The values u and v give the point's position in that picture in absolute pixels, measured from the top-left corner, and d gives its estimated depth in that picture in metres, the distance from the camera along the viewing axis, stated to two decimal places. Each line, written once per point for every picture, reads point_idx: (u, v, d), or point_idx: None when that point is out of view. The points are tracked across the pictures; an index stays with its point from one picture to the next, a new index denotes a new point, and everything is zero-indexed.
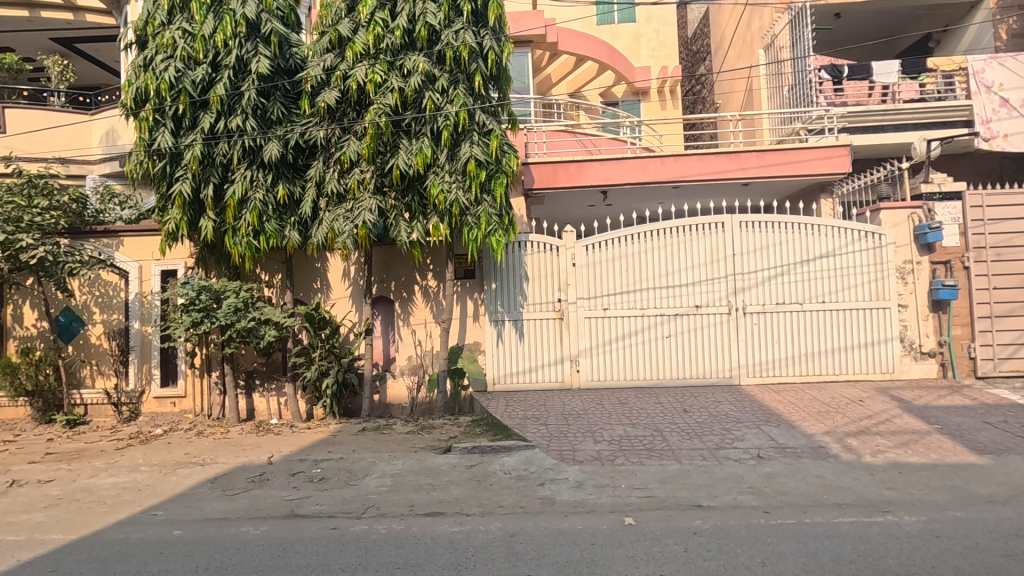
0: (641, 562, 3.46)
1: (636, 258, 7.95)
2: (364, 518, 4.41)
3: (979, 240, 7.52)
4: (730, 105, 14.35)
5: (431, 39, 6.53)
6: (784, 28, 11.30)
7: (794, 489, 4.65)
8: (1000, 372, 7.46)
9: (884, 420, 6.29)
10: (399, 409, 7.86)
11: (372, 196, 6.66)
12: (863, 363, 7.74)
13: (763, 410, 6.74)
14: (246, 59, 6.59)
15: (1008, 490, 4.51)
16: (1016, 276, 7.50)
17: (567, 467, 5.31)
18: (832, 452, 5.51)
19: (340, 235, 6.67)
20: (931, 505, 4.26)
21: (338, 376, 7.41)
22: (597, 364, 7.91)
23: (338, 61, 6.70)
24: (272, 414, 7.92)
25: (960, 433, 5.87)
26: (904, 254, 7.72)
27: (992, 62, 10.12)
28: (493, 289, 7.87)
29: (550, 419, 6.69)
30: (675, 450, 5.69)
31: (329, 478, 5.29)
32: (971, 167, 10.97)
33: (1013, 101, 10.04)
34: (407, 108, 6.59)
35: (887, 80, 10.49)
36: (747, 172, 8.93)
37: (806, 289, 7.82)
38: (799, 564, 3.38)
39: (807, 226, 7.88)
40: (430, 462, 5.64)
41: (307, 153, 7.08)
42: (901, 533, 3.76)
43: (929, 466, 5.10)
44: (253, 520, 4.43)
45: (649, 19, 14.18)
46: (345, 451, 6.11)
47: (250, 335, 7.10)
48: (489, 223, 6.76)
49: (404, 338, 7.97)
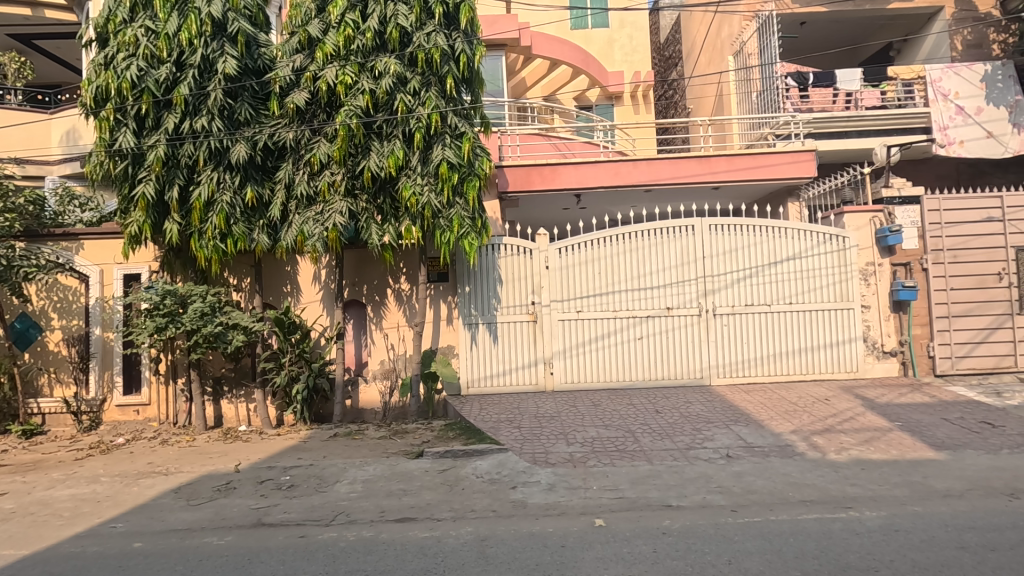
0: (611, 563, 3.48)
1: (610, 261, 8.02)
2: (333, 525, 4.33)
3: (937, 243, 7.78)
4: (701, 111, 14.58)
5: (403, 41, 6.49)
6: (751, 35, 11.53)
7: (761, 487, 4.74)
8: (958, 370, 7.72)
9: (848, 418, 6.46)
10: (371, 414, 7.77)
11: (343, 198, 6.58)
12: (828, 363, 7.93)
13: (732, 410, 6.85)
14: (211, 59, 6.46)
15: (963, 484, 4.68)
16: (972, 277, 7.75)
17: (540, 470, 5.32)
18: (798, 451, 5.63)
19: (310, 238, 6.57)
20: (891, 501, 4.38)
21: (308, 381, 7.27)
22: (571, 365, 7.95)
23: (308, 62, 6.63)
24: (241, 421, 7.77)
25: (919, 430, 6.06)
26: (866, 257, 7.96)
27: (948, 71, 10.55)
28: (466, 292, 7.84)
29: (523, 422, 6.70)
30: (647, 450, 5.75)
31: (298, 486, 5.20)
32: (929, 172, 11.37)
33: (967, 109, 10.47)
34: (379, 109, 6.53)
35: (850, 87, 10.84)
36: (717, 176, 9.10)
37: (774, 291, 7.99)
38: (764, 560, 3.43)
39: (775, 229, 8.05)
40: (402, 467, 5.58)
41: (276, 155, 6.95)
42: (863, 528, 3.86)
43: (890, 462, 5.25)
44: (217, 531, 4.32)
45: (623, 24, 14.33)
46: (315, 457, 6.02)
47: (217, 340, 6.92)
48: (461, 226, 6.72)
49: (376, 342, 7.89)
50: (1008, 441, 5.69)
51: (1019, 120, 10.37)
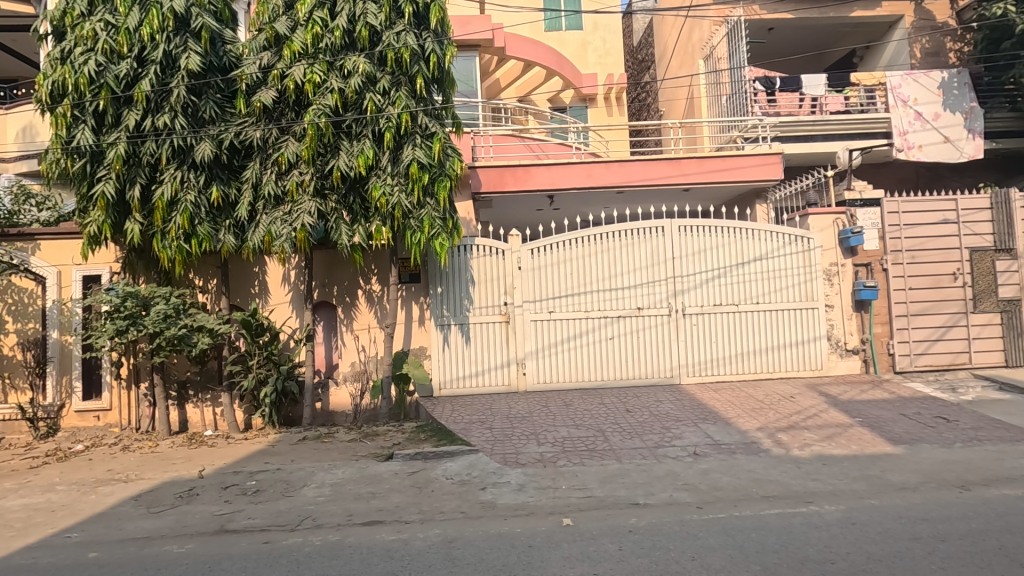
0: (577, 562, 3.50)
1: (582, 261, 8.07)
2: (299, 530, 4.27)
3: (896, 244, 8.04)
4: (672, 114, 14.79)
5: (373, 40, 6.43)
6: (721, 40, 11.70)
7: (727, 484, 4.83)
8: (916, 367, 7.98)
9: (811, 415, 6.63)
10: (342, 417, 7.70)
11: (312, 198, 6.48)
12: (793, 362, 8.12)
13: (701, 409, 6.95)
14: (174, 55, 6.30)
15: (918, 477, 4.84)
16: (929, 277, 8.02)
17: (509, 471, 5.33)
18: (763, 447, 5.75)
19: (277, 239, 6.48)
20: (850, 495, 4.51)
21: (277, 385, 7.15)
22: (543, 366, 7.97)
23: (275, 60, 6.53)
24: (206, 425, 7.60)
25: (878, 425, 6.26)
26: (829, 258, 8.18)
27: (907, 78, 10.92)
28: (438, 293, 7.82)
29: (494, 423, 6.69)
30: (617, 450, 5.81)
31: (264, 491, 5.10)
32: (892, 175, 11.75)
33: (925, 114, 10.85)
34: (348, 108, 6.46)
35: (815, 92, 11.11)
36: (687, 177, 9.24)
37: (742, 291, 8.14)
38: (725, 556, 3.50)
39: (743, 230, 8.21)
40: (371, 470, 5.53)
41: (243, 154, 6.82)
42: (822, 522, 3.96)
43: (850, 457, 5.40)
44: (178, 538, 4.21)
45: (596, 27, 14.46)
46: (283, 461, 5.92)
47: (181, 343, 6.74)
48: (432, 227, 6.66)
49: (347, 344, 7.81)
50: (961, 435, 5.91)
51: (974, 126, 10.77)
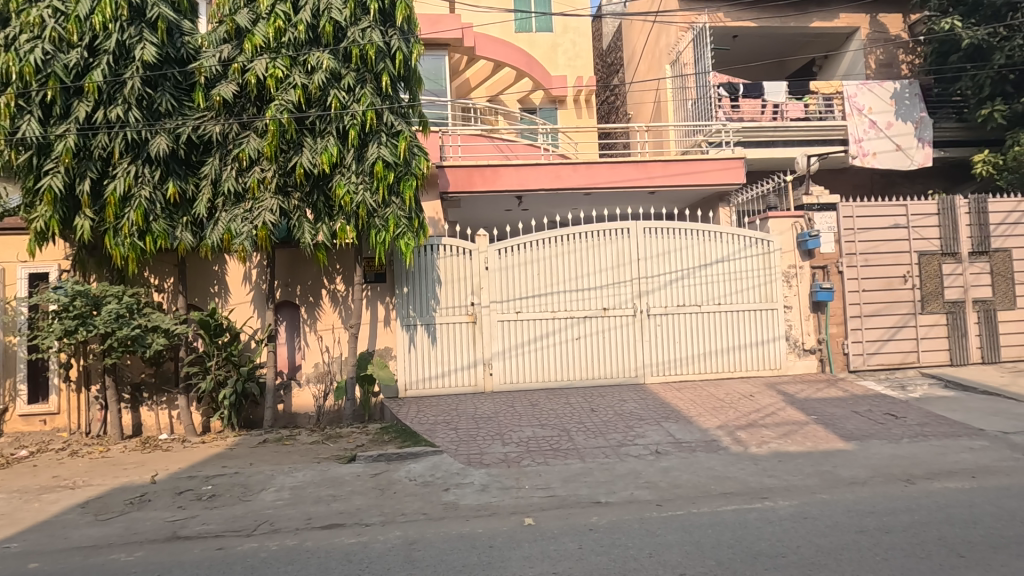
0: (537, 561, 3.51)
1: (549, 261, 8.11)
2: (254, 535, 4.16)
3: (851, 247, 8.32)
4: (640, 117, 15.01)
5: (337, 36, 6.32)
6: (687, 45, 11.90)
7: (686, 481, 4.92)
8: (869, 366, 8.27)
9: (769, 413, 6.81)
10: (305, 418, 7.57)
11: (274, 195, 6.35)
12: (753, 361, 8.34)
13: (664, 408, 7.06)
14: (128, 45, 6.08)
15: (867, 472, 5.03)
16: (881, 280, 8.33)
17: (473, 471, 5.31)
18: (723, 445, 5.88)
19: (237, 237, 6.32)
20: (803, 490, 4.65)
21: (237, 386, 6.98)
22: (509, 366, 7.98)
23: (235, 53, 6.37)
24: (162, 429, 7.38)
25: (832, 422, 6.48)
26: (788, 260, 8.42)
27: (862, 88, 11.34)
28: (404, 293, 7.76)
29: (460, 423, 6.67)
30: (580, 449, 5.85)
31: (220, 495, 4.97)
32: (848, 181, 12.19)
33: (879, 123, 11.28)
34: (311, 105, 6.33)
35: (777, 99, 11.42)
36: (653, 180, 9.39)
37: (704, 292, 8.31)
38: (682, 552, 3.56)
39: (707, 233, 8.38)
40: (333, 473, 5.43)
41: (202, 149, 6.62)
42: (775, 517, 4.08)
43: (805, 454, 5.57)
44: (126, 546, 4.06)
45: (566, 29, 14.57)
46: (242, 464, 5.77)
47: (135, 344, 6.51)
48: (397, 226, 6.57)
49: (310, 344, 7.67)
50: (908, 431, 6.16)
51: (924, 135, 11.26)
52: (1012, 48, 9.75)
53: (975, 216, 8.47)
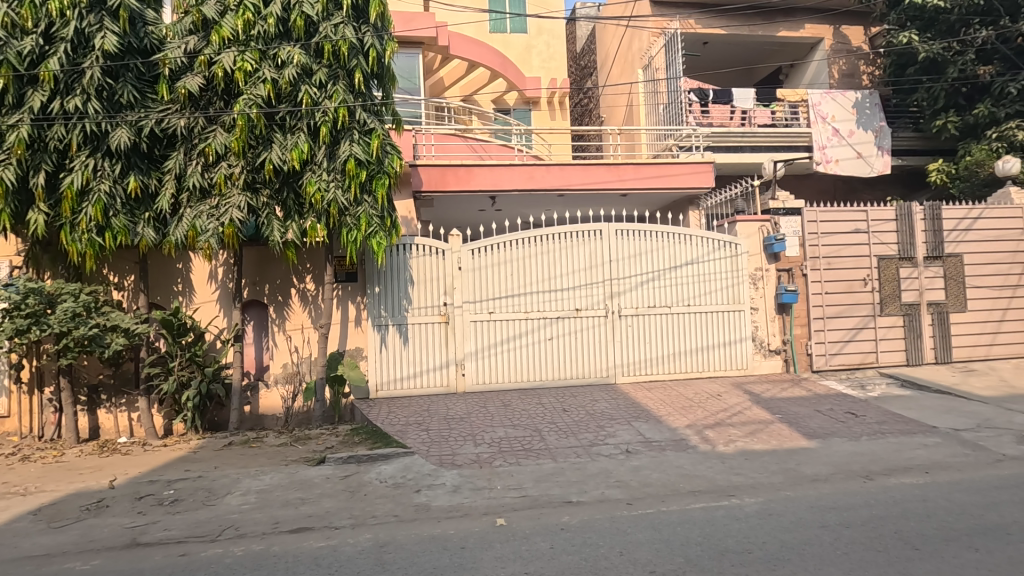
0: (509, 562, 3.51)
1: (522, 262, 8.13)
2: (219, 541, 4.05)
3: (815, 251, 8.57)
4: (613, 120, 15.17)
5: (309, 31, 6.21)
6: (659, 50, 12.07)
7: (656, 480, 5.00)
8: (831, 366, 8.54)
9: (736, 412, 6.97)
10: (272, 420, 7.42)
11: (242, 192, 6.20)
12: (721, 362, 8.52)
13: (635, 408, 7.15)
14: (88, 33, 5.86)
15: (829, 469, 5.19)
16: (843, 283, 8.60)
17: (446, 472, 5.29)
18: (691, 444, 5.99)
19: (202, 234, 6.14)
20: (768, 487, 4.78)
21: (201, 388, 6.78)
22: (482, 367, 7.96)
23: (202, 45, 6.20)
24: (120, 432, 7.11)
25: (796, 421, 6.66)
26: (755, 263, 8.65)
27: (826, 96, 11.72)
28: (375, 293, 7.68)
29: (432, 424, 6.63)
30: (552, 449, 5.88)
31: (182, 500, 4.82)
32: (812, 187, 12.56)
33: (842, 131, 11.67)
34: (282, 100, 6.19)
35: (745, 105, 11.72)
36: (625, 183, 9.50)
37: (674, 293, 8.44)
38: (652, 550, 3.61)
39: (677, 236, 8.53)
40: (301, 475, 5.33)
41: (166, 143, 6.41)
42: (742, 514, 4.17)
43: (770, 452, 5.71)
44: (82, 554, 3.90)
45: (541, 31, 14.66)
46: (206, 468, 5.61)
47: (92, 344, 6.24)
48: (369, 225, 6.48)
49: (278, 345, 7.52)
50: (867, 429, 6.38)
51: (883, 144, 11.69)
52: (965, 62, 10.30)
53: (931, 222, 8.83)
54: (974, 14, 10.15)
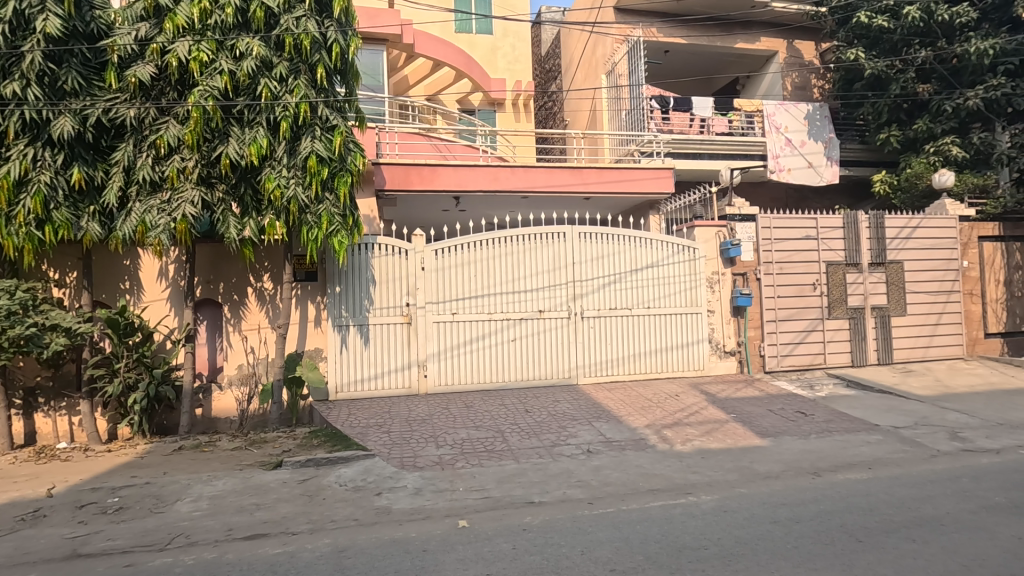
0: (471, 563, 3.51)
1: (486, 264, 8.13)
2: (168, 550, 3.89)
3: (768, 256, 8.89)
4: (576, 124, 15.35)
5: (269, 23, 6.04)
6: (622, 57, 12.30)
7: (616, 479, 5.08)
8: (782, 367, 8.87)
9: (693, 412, 7.16)
10: (226, 424, 7.19)
11: (195, 187, 5.97)
12: (679, 362, 8.73)
13: (596, 408, 7.25)
14: (28, 15, 5.54)
15: (780, 466, 5.40)
16: (794, 287, 8.96)
17: (407, 474, 5.23)
18: (650, 443, 6.12)
19: (152, 230, 5.89)
20: (724, 484, 4.93)
21: (150, 390, 6.49)
22: (444, 368, 7.91)
23: (154, 32, 5.94)
24: (59, 438, 6.74)
25: (749, 420, 6.90)
26: (712, 267, 8.91)
27: (780, 108, 12.19)
28: (336, 293, 7.54)
29: (393, 426, 6.54)
30: (514, 449, 5.91)
31: (128, 508, 4.60)
32: (766, 195, 13.06)
33: (794, 141, 12.14)
34: (239, 93, 5.99)
35: (704, 114, 12.09)
36: (588, 186, 9.62)
37: (635, 296, 8.61)
38: (613, 548, 3.67)
39: (639, 239, 8.70)
40: (257, 480, 5.17)
41: (113, 133, 6.12)
42: (699, 511, 4.28)
43: (725, 450, 5.90)
44: (15, 568, 3.67)
45: (507, 32, 14.70)
46: (154, 474, 5.37)
47: (29, 344, 5.89)
48: (331, 223, 6.34)
49: (233, 346, 7.28)
50: (815, 427, 6.67)
51: (832, 154, 12.25)
52: (906, 80, 10.92)
53: (875, 229, 9.30)
54: (914, 36, 10.71)
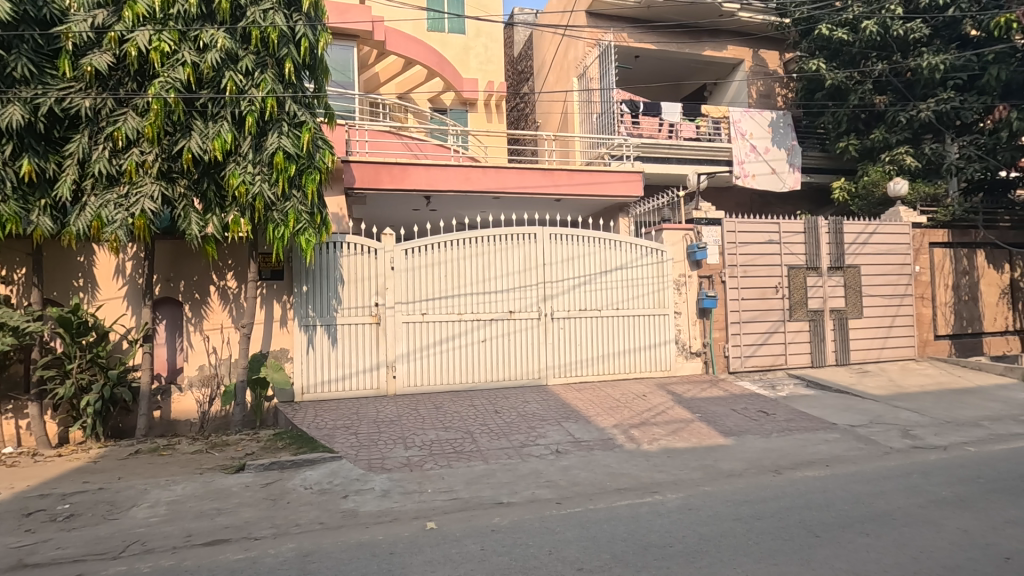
0: (439, 565, 3.49)
1: (456, 264, 8.09)
2: (122, 558, 3.74)
3: (733, 260, 9.12)
4: (547, 126, 15.43)
5: (235, 15, 5.89)
6: (593, 61, 12.44)
7: (584, 479, 5.13)
8: (746, 367, 9.10)
9: (660, 412, 7.28)
10: (186, 426, 6.98)
11: (155, 181, 5.77)
12: (646, 363, 8.86)
13: (565, 409, 7.30)
14: None
15: (743, 464, 5.54)
16: (758, 290, 9.20)
17: (374, 476, 5.16)
18: (618, 443, 6.20)
19: (108, 225, 5.66)
20: (688, 483, 5.03)
21: (104, 392, 6.24)
22: (413, 369, 7.84)
23: (112, 20, 5.72)
24: (5, 442, 6.43)
25: (714, 419, 7.06)
26: (679, 269, 9.09)
27: (745, 114, 12.51)
28: (303, 292, 7.40)
29: (361, 428, 6.46)
30: (483, 450, 5.90)
31: (80, 515, 4.41)
32: (731, 200, 13.39)
33: (759, 147, 12.48)
34: (203, 86, 5.82)
35: (673, 119, 12.25)
36: (559, 188, 9.69)
37: (604, 297, 8.70)
38: (580, 548, 3.70)
39: (608, 241, 8.79)
40: (218, 484, 5.03)
41: (67, 124, 5.87)
42: (664, 510, 4.36)
43: (690, 449, 6.02)
44: None
45: (479, 33, 14.68)
46: (107, 479, 5.16)
47: None
48: (298, 221, 6.21)
49: (194, 346, 7.06)
50: (776, 426, 6.86)
51: (794, 162, 12.64)
52: (864, 91, 11.37)
53: (834, 235, 9.62)
54: (871, 49, 11.14)
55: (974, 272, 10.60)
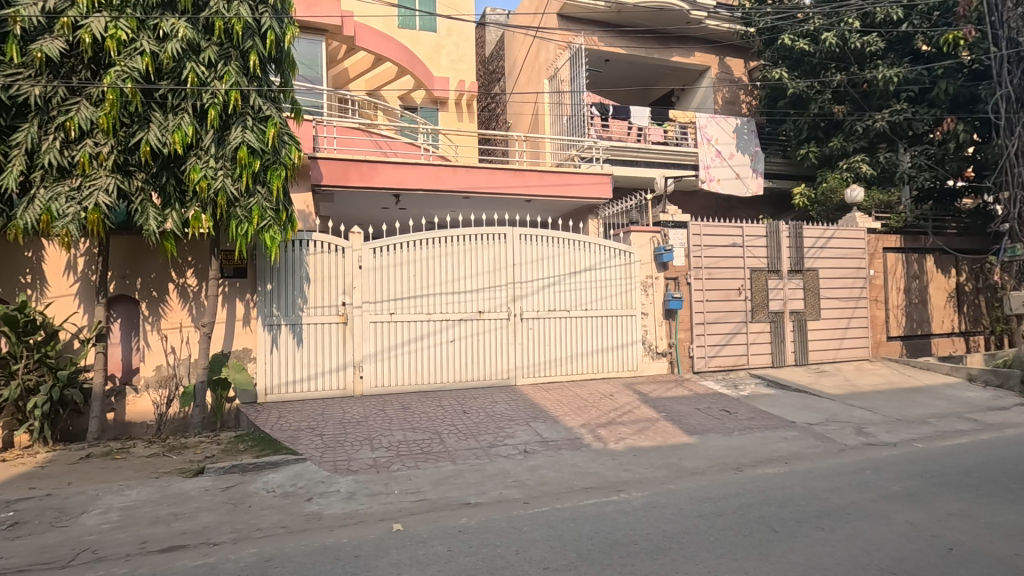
0: (405, 567, 3.45)
1: (425, 264, 8.03)
2: (71, 567, 3.58)
3: (698, 262, 9.32)
4: (518, 127, 15.46)
5: (197, 4, 5.71)
6: (564, 64, 12.55)
7: (552, 478, 5.16)
8: (709, 367, 9.31)
9: (626, 411, 7.37)
10: (141, 429, 6.72)
11: (111, 174, 5.55)
12: (614, 363, 8.98)
13: (534, 409, 7.33)
14: None
15: (706, 462, 5.67)
16: (721, 292, 9.43)
17: (340, 478, 5.08)
18: (585, 442, 6.26)
19: (59, 219, 5.42)
20: (653, 481, 5.11)
21: (53, 394, 5.97)
22: (381, 369, 7.74)
23: (65, 5, 5.48)
24: None
25: (679, 418, 7.20)
26: (646, 271, 9.24)
27: (711, 120, 12.80)
28: (267, 290, 7.23)
29: (326, 429, 6.34)
30: (451, 451, 5.87)
31: (25, 523, 4.20)
32: (696, 203, 13.69)
33: (724, 153, 12.79)
34: (163, 77, 5.63)
35: (641, 123, 12.46)
36: (529, 189, 9.72)
37: (573, 298, 8.77)
38: (547, 547, 3.72)
39: (578, 243, 8.87)
40: (175, 489, 4.87)
41: (15, 112, 5.59)
42: (630, 508, 4.42)
43: (655, 448, 6.12)
44: None
45: (451, 31, 14.61)
46: (56, 485, 4.94)
47: None
48: (262, 218, 6.06)
49: (151, 346, 6.81)
50: (738, 425, 7.04)
51: (757, 167, 13.00)
52: (823, 101, 11.74)
53: (794, 239, 9.94)
54: (831, 60, 11.58)
55: (923, 277, 11.08)
